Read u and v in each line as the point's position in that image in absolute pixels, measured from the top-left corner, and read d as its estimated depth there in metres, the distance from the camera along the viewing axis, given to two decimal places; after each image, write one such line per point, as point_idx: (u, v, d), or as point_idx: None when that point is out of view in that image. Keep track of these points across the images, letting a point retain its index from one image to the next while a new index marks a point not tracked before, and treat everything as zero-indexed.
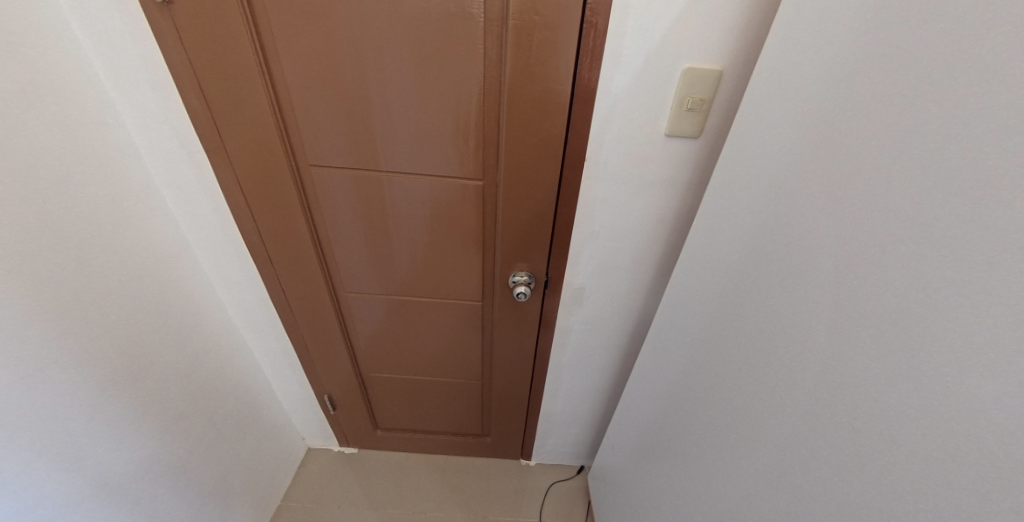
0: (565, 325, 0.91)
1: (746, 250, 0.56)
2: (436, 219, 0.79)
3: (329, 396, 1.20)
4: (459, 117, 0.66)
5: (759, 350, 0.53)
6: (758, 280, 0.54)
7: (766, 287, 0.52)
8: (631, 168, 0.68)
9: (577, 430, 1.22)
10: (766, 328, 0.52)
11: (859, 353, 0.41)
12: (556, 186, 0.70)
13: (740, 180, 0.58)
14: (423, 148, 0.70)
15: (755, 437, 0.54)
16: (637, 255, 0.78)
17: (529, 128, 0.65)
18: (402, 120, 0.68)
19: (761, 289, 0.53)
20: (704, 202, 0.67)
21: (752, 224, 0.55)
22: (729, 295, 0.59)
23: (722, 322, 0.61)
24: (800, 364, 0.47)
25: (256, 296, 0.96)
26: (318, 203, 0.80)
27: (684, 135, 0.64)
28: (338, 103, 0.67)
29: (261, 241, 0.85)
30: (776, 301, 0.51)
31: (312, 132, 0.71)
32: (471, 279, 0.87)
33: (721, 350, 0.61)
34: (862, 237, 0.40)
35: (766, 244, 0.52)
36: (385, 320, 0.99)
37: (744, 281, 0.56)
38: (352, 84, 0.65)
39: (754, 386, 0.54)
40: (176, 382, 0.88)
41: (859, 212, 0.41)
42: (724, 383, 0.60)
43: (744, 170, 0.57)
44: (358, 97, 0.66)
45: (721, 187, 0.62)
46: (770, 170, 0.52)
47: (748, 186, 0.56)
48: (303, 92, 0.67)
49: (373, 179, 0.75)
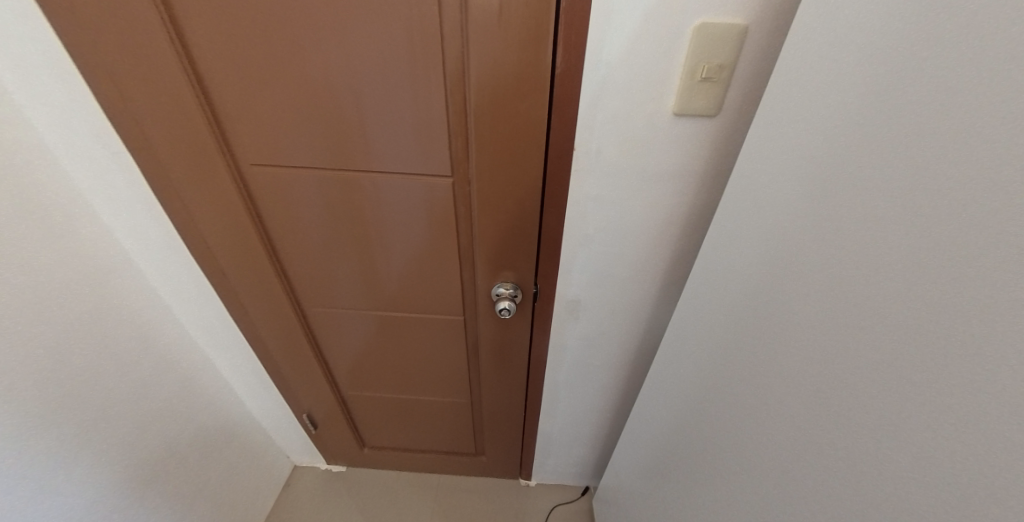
0: (559, 341, 0.79)
1: (770, 262, 0.44)
2: (403, 224, 0.68)
3: (308, 414, 1.10)
4: (425, 105, 0.54)
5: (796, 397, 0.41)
6: (786, 302, 0.42)
7: (805, 313, 0.40)
8: (630, 158, 0.55)
9: (579, 451, 1.11)
10: (812, 373, 0.39)
11: (942, 415, 0.28)
12: (539, 181, 0.58)
13: (771, 169, 0.45)
14: (387, 143, 0.59)
15: (784, 499, 0.43)
16: (638, 263, 0.66)
17: (503, 112, 0.53)
18: (359, 111, 0.56)
19: (798, 317, 0.40)
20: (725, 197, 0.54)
21: (781, 229, 0.43)
22: (755, 318, 0.47)
23: (747, 351, 0.48)
24: (857, 429, 0.34)
25: (215, 313, 0.86)
26: (270, 208, 0.69)
27: (696, 114, 0.51)
28: (280, 92, 0.55)
29: (213, 252, 0.75)
30: (819, 334, 0.38)
31: (252, 126, 0.59)
32: (451, 291, 0.76)
33: (740, 384, 0.49)
34: (938, 247, 0.29)
35: (799, 256, 0.40)
36: (362, 336, 0.89)
37: (769, 301, 0.44)
38: (288, 67, 0.53)
39: (785, 439, 0.42)
40: (127, 412, 0.79)
41: (934, 211, 0.29)
42: (747, 431, 0.48)
43: (776, 157, 0.44)
44: (297, 83, 0.54)
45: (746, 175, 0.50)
46: (811, 156, 0.40)
47: (779, 176, 0.44)
48: (232, 79, 0.55)
49: (334, 180, 0.64)
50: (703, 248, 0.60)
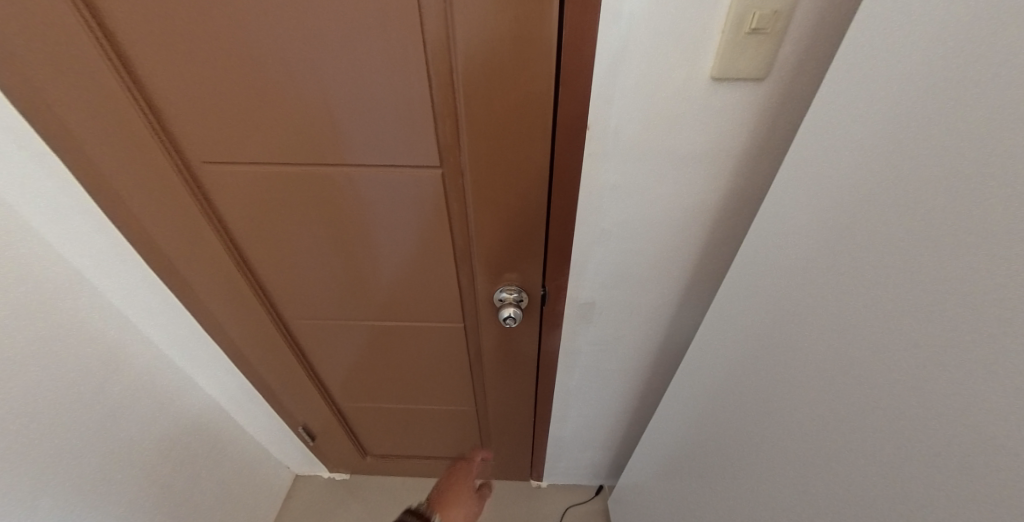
0: (571, 346, 0.72)
1: (837, 265, 0.36)
2: (387, 226, 0.58)
3: (304, 427, 1.04)
4: (401, 83, 0.43)
5: (874, 430, 0.34)
6: (862, 315, 0.34)
7: (885, 330, 0.32)
8: (654, 138, 0.46)
9: (592, 454, 1.05)
10: (895, 405, 0.31)
11: None
12: (546, 170, 0.48)
13: (840, 143, 0.36)
14: (359, 134, 0.48)
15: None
16: (661, 261, 0.58)
17: (500, 85, 0.42)
18: (319, 94, 0.45)
19: (875, 334, 0.33)
20: (779, 174, 0.44)
21: (850, 225, 0.35)
22: (814, 331, 0.39)
23: (802, 370, 0.41)
24: (970, 486, 0.27)
25: (188, 327, 0.78)
26: (232, 212, 0.59)
27: (742, 77, 0.40)
28: (218, 74, 0.44)
29: (177, 262, 0.66)
30: (910, 359, 0.30)
31: (193, 117, 0.48)
32: (447, 296, 0.68)
33: (796, 405, 0.42)
34: None
35: (877, 256, 0.32)
36: (354, 347, 0.81)
37: (837, 313, 0.36)
38: (224, 41, 0.41)
39: (859, 478, 0.35)
40: (101, 443, 0.72)
41: None
42: (805, 460, 0.41)
43: (844, 132, 0.35)
44: (238, 62, 0.43)
45: (806, 146, 0.40)
46: (899, 129, 0.30)
47: (849, 154, 0.35)
48: (159, 59, 0.44)
49: (301, 179, 0.54)
50: (745, 242, 0.51)
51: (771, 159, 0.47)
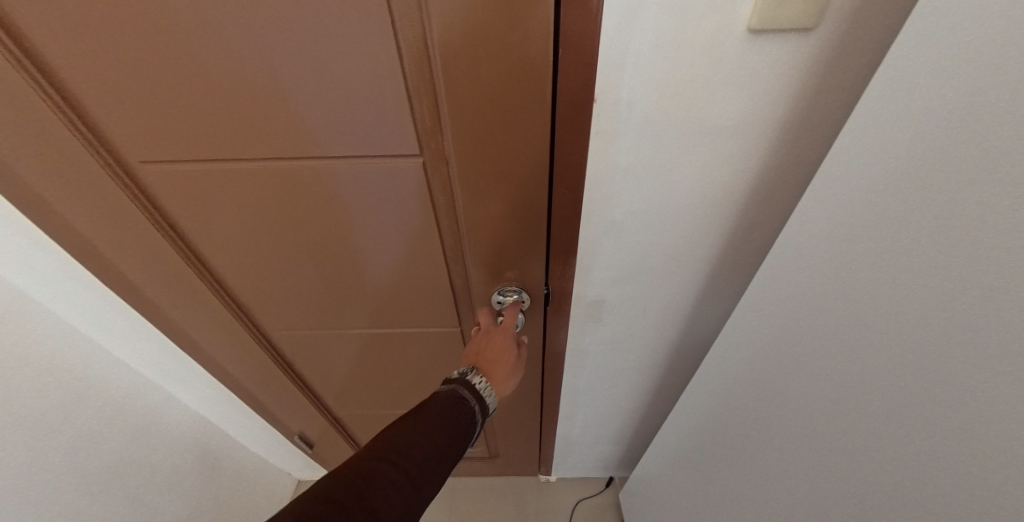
0: (578, 345, 0.68)
1: (920, 254, 0.31)
2: (366, 228, 0.51)
3: (300, 435, 0.99)
4: (363, 55, 0.34)
5: (953, 445, 0.31)
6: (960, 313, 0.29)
7: (980, 339, 0.28)
8: (674, 112, 0.38)
9: (602, 446, 1.03)
10: (988, 418, 0.28)
11: None
12: (546, 154, 0.40)
13: (921, 114, 0.30)
14: (319, 122, 0.39)
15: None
16: (677, 254, 0.53)
17: (487, 51, 0.33)
18: (263, 74, 0.36)
19: (981, 336, 0.28)
20: (835, 143, 0.38)
21: (939, 207, 0.29)
22: (873, 332, 0.36)
23: (858, 376, 0.37)
24: None
25: (157, 342, 0.74)
26: (185, 217, 0.51)
27: (787, 28, 0.32)
28: (131, 53, 0.35)
29: (134, 275, 0.59)
30: (1011, 370, 0.26)
31: (113, 108, 0.39)
32: (440, 300, 0.61)
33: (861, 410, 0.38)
34: None
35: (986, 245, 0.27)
36: (345, 354, 0.75)
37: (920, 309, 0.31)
38: (135, 13, 0.32)
39: (948, 493, 0.32)
40: (95, 465, 0.69)
41: None
42: (862, 470, 0.39)
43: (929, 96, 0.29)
44: (158, 39, 0.34)
45: (874, 113, 0.34)
46: (1012, 97, 0.24)
47: (932, 127, 0.29)
48: (60, 41, 0.35)
49: (257, 178, 0.45)
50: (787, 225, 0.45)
51: (812, 133, 0.40)
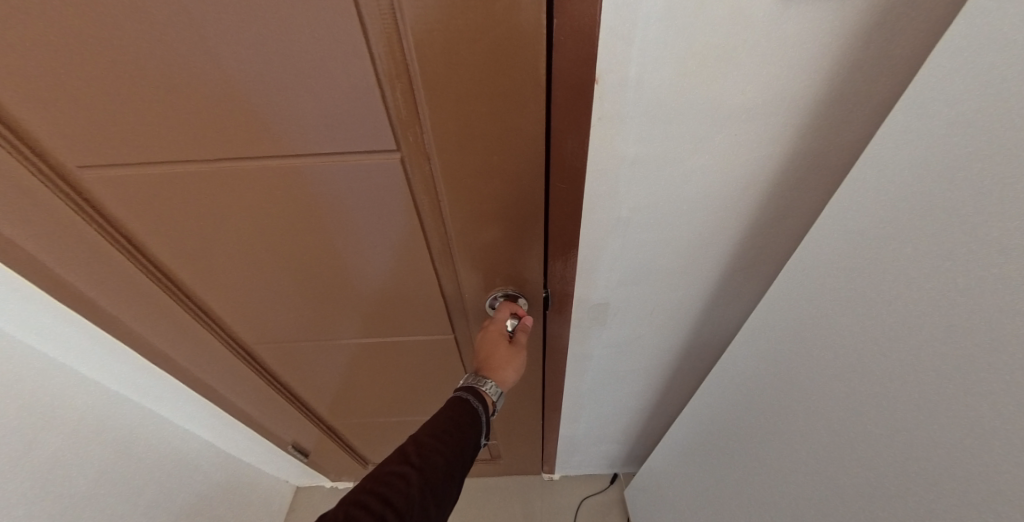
0: (582, 350, 0.64)
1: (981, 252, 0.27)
2: (344, 233, 0.46)
3: (294, 444, 0.96)
4: (319, 36, 0.28)
5: (1007, 469, 0.27)
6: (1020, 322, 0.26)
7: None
8: (688, 92, 0.33)
9: (607, 444, 1.00)
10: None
11: None
12: (541, 145, 0.35)
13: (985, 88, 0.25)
14: (278, 116, 0.34)
15: None
16: (686, 253, 0.49)
17: (469, 25, 0.28)
18: (205, 62, 0.30)
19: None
20: (887, 122, 0.33)
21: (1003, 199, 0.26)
22: (923, 342, 0.32)
23: (901, 384, 0.34)
24: None
25: (129, 362, 0.68)
26: (142, 228, 0.46)
27: None
28: (38, 40, 0.29)
29: (93, 291, 0.54)
30: None
31: (32, 108, 0.34)
32: (431, 306, 0.57)
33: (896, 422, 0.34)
34: None
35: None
36: (333, 364, 0.70)
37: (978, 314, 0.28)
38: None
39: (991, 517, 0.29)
40: (73, 492, 0.66)
41: None
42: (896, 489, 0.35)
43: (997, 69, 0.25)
44: (70, 23, 0.28)
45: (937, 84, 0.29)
46: None
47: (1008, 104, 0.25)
48: None
49: (216, 182, 0.40)
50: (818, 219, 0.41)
51: (846, 112, 0.35)
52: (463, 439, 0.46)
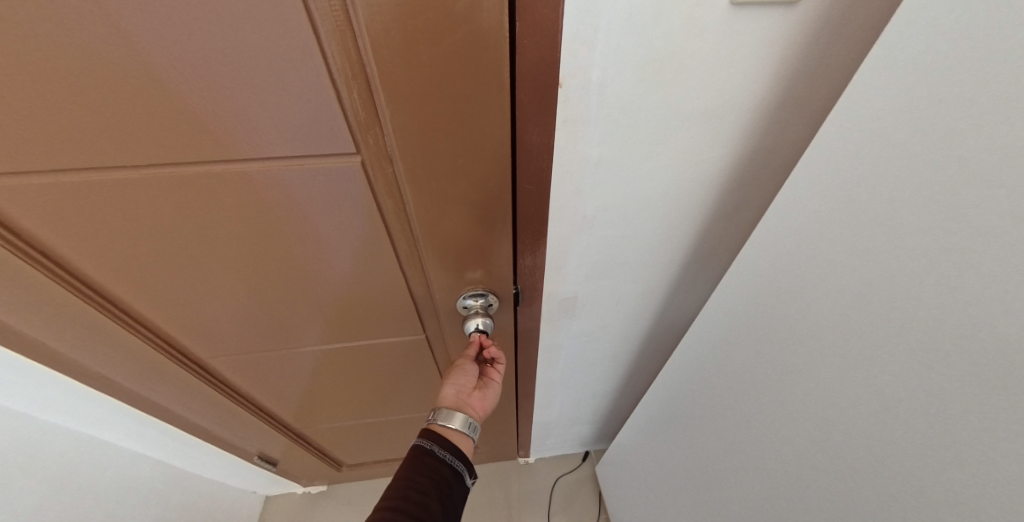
0: (552, 341, 0.66)
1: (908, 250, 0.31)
2: (305, 238, 0.44)
3: (262, 454, 0.93)
4: (272, 45, 0.27)
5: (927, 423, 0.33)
6: (943, 309, 0.30)
7: (997, 337, 0.27)
8: (651, 93, 0.34)
9: (579, 426, 1.04)
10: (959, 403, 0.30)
11: None
12: (506, 149, 0.35)
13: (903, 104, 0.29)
14: (230, 127, 0.32)
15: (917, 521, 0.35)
16: (648, 248, 0.51)
17: (428, 25, 0.27)
18: (137, 66, 0.27)
19: (959, 333, 0.29)
20: (831, 124, 0.36)
21: (929, 203, 0.30)
22: (857, 324, 0.37)
23: (845, 360, 0.38)
24: None
25: (66, 388, 0.63)
26: (63, 241, 0.41)
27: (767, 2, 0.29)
28: None
29: (11, 315, 0.48)
30: (997, 365, 0.28)
31: None
32: (400, 307, 0.56)
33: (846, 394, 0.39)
34: None
35: (971, 246, 0.28)
36: (298, 373, 0.68)
37: (909, 303, 0.32)
38: None
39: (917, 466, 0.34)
40: None
41: None
42: (866, 462, 0.39)
43: (920, 89, 0.29)
44: None
45: (870, 89, 0.32)
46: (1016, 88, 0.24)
47: (939, 107, 0.28)
48: None
49: (153, 192, 0.37)
50: (766, 214, 0.44)
51: (789, 114, 0.38)
52: (435, 474, 0.51)
